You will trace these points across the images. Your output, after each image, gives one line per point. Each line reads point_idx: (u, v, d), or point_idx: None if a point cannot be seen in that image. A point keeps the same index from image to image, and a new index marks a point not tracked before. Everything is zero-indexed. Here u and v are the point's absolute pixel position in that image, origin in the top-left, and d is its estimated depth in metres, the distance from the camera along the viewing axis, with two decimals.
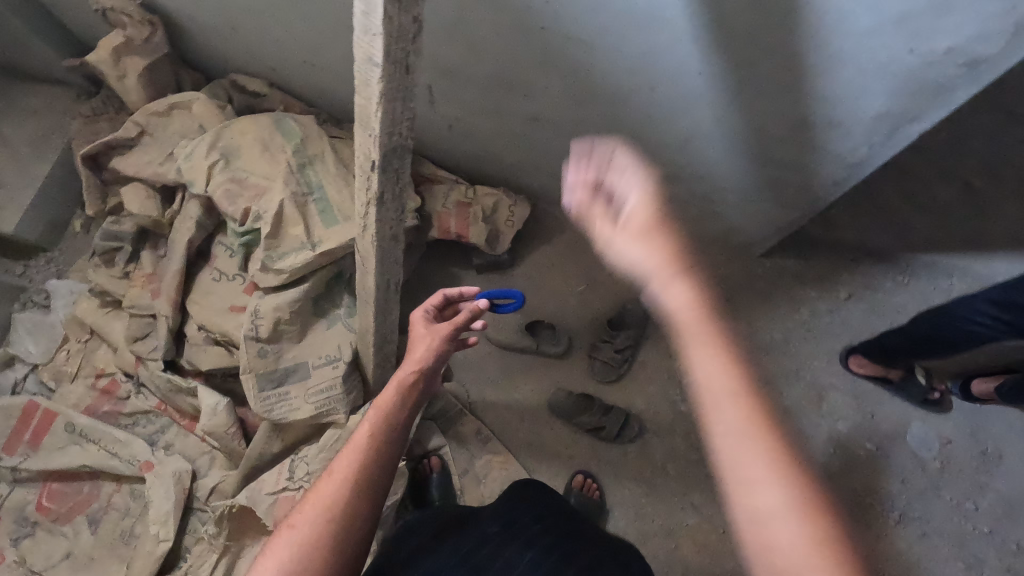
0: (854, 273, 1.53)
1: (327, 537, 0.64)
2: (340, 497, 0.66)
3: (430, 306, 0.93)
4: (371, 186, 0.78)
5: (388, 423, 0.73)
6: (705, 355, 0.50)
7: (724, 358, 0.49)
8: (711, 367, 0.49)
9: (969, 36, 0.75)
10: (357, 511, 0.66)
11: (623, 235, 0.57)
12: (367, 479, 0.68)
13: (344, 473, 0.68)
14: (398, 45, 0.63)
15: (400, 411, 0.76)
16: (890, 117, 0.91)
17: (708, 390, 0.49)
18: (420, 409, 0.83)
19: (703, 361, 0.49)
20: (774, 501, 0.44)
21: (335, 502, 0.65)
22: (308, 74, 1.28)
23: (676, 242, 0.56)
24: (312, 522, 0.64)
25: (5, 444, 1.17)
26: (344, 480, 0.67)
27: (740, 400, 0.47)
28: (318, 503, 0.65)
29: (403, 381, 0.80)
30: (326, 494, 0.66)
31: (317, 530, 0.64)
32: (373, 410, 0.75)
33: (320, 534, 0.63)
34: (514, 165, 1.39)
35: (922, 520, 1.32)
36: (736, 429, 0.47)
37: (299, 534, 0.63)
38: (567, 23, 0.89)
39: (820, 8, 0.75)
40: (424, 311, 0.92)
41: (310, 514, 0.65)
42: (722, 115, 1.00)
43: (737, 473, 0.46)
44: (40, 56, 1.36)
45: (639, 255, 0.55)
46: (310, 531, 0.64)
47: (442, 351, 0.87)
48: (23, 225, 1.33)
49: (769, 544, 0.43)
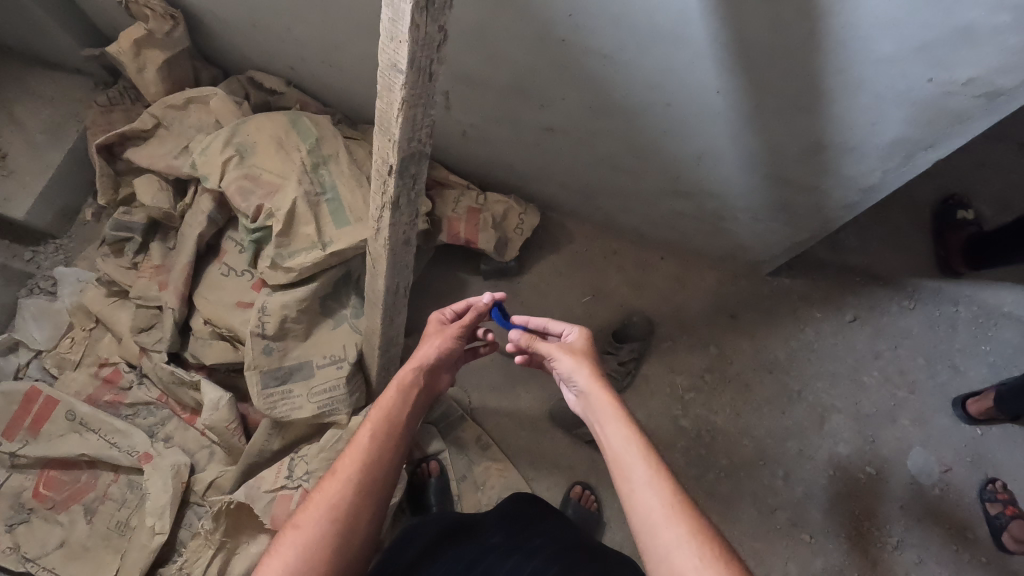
0: (861, 295, 1.52)
1: (332, 537, 0.64)
2: (345, 497, 0.66)
3: (448, 309, 0.93)
4: (387, 190, 0.79)
5: (392, 423, 0.74)
6: (615, 427, 0.70)
7: (628, 429, 0.69)
8: (618, 434, 0.69)
9: (990, 69, 0.75)
10: (361, 512, 0.66)
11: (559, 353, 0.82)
12: (372, 480, 0.69)
13: (348, 474, 0.68)
14: (423, 54, 0.63)
15: (401, 412, 0.76)
16: (905, 144, 0.91)
17: (616, 451, 0.68)
18: (424, 410, 0.84)
19: (618, 437, 0.69)
20: (674, 538, 0.59)
21: (340, 503, 0.66)
22: (326, 75, 1.29)
23: (596, 364, 0.80)
24: (318, 522, 0.64)
25: (6, 429, 1.17)
26: (348, 481, 0.67)
27: (644, 461, 0.65)
28: (323, 503, 0.65)
29: (407, 381, 0.80)
30: (332, 495, 0.66)
31: (323, 530, 0.64)
32: (376, 411, 0.75)
33: (323, 533, 0.63)
34: (526, 174, 1.40)
35: (920, 547, 1.32)
36: (643, 482, 0.64)
37: (302, 534, 0.63)
38: (588, 37, 0.89)
39: (843, 32, 0.76)
40: (439, 313, 0.92)
41: (314, 515, 0.64)
42: (739, 135, 1.01)
43: (646, 521, 0.61)
44: (59, 45, 1.37)
45: (567, 366, 0.79)
46: (314, 532, 0.63)
47: (450, 353, 0.87)
48: (33, 211, 1.33)
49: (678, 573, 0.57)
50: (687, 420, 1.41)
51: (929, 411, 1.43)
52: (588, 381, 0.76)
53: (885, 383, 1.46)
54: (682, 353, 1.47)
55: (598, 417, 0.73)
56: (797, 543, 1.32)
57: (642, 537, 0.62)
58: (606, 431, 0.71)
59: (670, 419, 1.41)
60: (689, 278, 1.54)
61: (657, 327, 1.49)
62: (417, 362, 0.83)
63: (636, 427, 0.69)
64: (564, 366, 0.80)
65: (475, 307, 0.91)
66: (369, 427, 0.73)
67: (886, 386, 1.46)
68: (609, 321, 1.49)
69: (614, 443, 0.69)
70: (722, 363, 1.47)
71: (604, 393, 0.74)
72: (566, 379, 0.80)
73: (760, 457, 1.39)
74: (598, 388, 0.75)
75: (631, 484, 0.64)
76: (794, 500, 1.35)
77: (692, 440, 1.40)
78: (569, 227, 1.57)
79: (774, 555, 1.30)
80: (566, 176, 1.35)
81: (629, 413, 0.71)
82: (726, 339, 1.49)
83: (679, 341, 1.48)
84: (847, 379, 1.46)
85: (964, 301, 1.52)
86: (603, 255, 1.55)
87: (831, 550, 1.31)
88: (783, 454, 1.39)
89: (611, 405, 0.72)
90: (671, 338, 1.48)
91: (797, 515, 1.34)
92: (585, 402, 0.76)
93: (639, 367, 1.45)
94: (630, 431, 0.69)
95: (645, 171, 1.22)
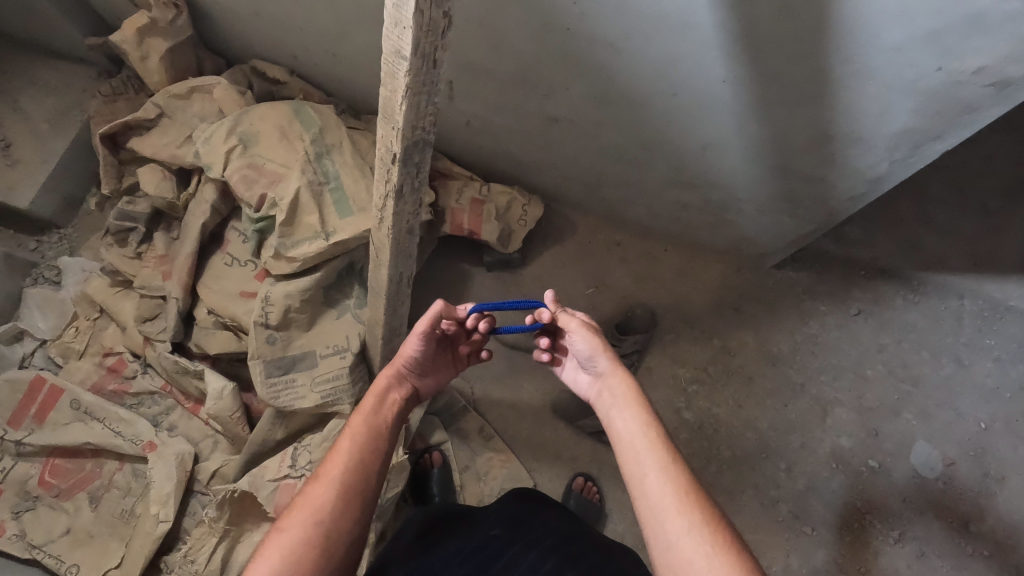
0: (866, 289, 1.52)
1: (318, 538, 0.64)
2: (329, 499, 0.66)
3: None
4: (391, 179, 0.78)
5: (374, 424, 0.74)
6: (629, 414, 0.71)
7: (643, 416, 0.70)
8: (632, 421, 0.70)
9: (999, 57, 0.74)
10: (346, 515, 0.67)
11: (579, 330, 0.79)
12: (356, 482, 0.69)
13: (332, 476, 0.68)
14: (428, 39, 0.63)
15: (384, 414, 0.77)
16: (913, 134, 0.90)
17: (630, 438, 0.69)
18: (410, 410, 0.83)
19: (633, 422, 0.70)
20: (683, 526, 0.60)
21: (323, 505, 0.66)
22: (330, 64, 1.28)
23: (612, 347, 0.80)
24: (302, 524, 0.64)
25: (11, 417, 1.18)
26: (332, 483, 0.68)
27: (657, 448, 0.66)
28: (307, 506, 0.66)
29: (387, 381, 0.81)
30: (316, 497, 0.66)
31: (307, 532, 0.64)
32: (359, 414, 0.75)
33: (309, 538, 0.64)
34: (529, 164, 1.40)
35: (922, 540, 1.32)
36: (654, 469, 0.65)
37: (288, 536, 0.64)
38: (595, 25, 0.88)
39: (853, 19, 0.75)
40: None
41: (299, 519, 0.65)
42: (743, 124, 1.00)
43: (656, 506, 0.63)
44: (62, 33, 1.37)
45: (589, 346, 0.77)
46: (299, 534, 0.64)
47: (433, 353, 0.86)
48: (37, 200, 1.33)
49: (686, 560, 0.59)
50: (689, 412, 1.42)
51: (932, 405, 1.43)
52: (609, 363, 0.76)
53: (888, 376, 1.45)
54: (685, 346, 1.47)
55: (615, 401, 0.73)
56: (798, 535, 1.32)
57: (649, 523, 0.63)
58: (622, 415, 0.71)
59: (672, 411, 1.41)
60: (692, 269, 1.53)
61: (659, 319, 1.49)
62: (396, 365, 0.82)
63: (652, 414, 0.70)
64: (583, 346, 0.78)
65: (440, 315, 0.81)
66: (350, 431, 0.73)
67: (889, 379, 1.45)
68: (612, 314, 1.49)
69: (629, 429, 0.69)
70: (725, 356, 1.47)
71: (624, 376, 0.74)
72: (583, 358, 0.79)
73: (763, 449, 1.39)
74: (616, 369, 0.76)
75: (642, 469, 0.65)
76: (796, 492, 1.35)
77: (693, 432, 1.40)
78: (572, 218, 1.56)
79: (776, 548, 1.31)
80: (570, 167, 1.35)
81: (645, 399, 0.72)
82: (730, 331, 1.48)
83: (683, 334, 1.48)
84: (851, 373, 1.45)
85: (969, 294, 1.51)
86: (607, 247, 1.55)
87: (832, 544, 1.31)
88: (786, 446, 1.39)
89: (628, 390, 0.73)
90: (673, 331, 1.48)
91: (798, 507, 1.34)
92: (604, 385, 0.76)
93: (641, 360, 1.45)
94: (645, 418, 0.69)
95: (649, 160, 1.21)
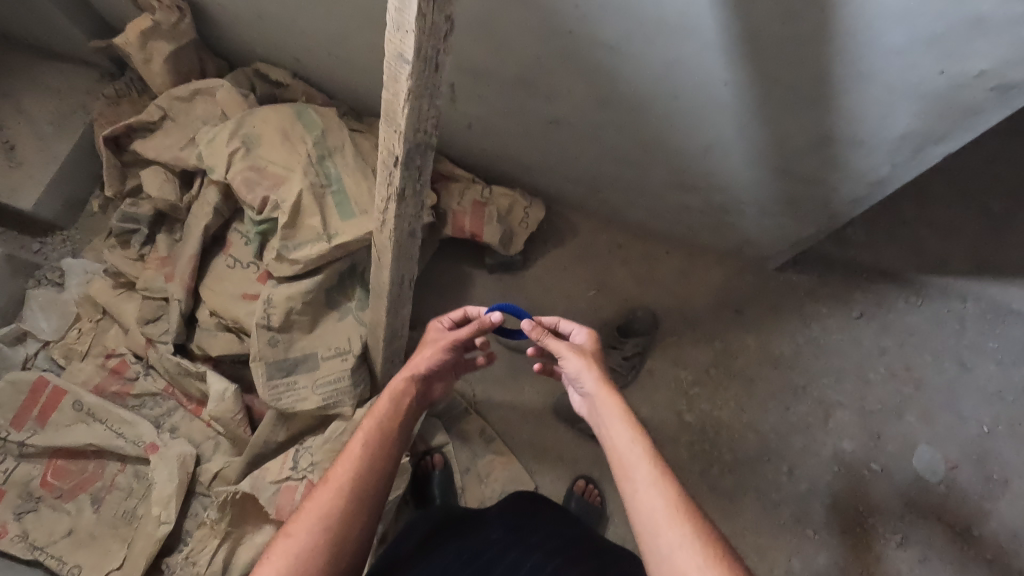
0: (868, 291, 1.51)
1: (324, 545, 0.64)
2: (336, 506, 0.66)
3: (449, 318, 0.92)
4: (393, 182, 0.79)
5: (383, 430, 0.74)
6: (618, 428, 0.71)
7: (632, 430, 0.70)
8: (622, 436, 0.70)
9: (1001, 61, 0.74)
10: (353, 522, 0.67)
11: (569, 354, 0.80)
12: (362, 489, 0.69)
13: (339, 482, 0.68)
14: (430, 43, 0.63)
15: (394, 420, 0.77)
16: (913, 138, 0.91)
17: (620, 453, 0.69)
18: (419, 415, 0.83)
19: (623, 436, 0.70)
20: (677, 539, 0.60)
21: (330, 511, 0.66)
22: (332, 67, 1.29)
23: (602, 364, 0.80)
24: (308, 530, 0.65)
25: (14, 418, 1.18)
26: (339, 489, 0.68)
27: (649, 461, 0.67)
28: (314, 512, 0.66)
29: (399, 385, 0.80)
30: (323, 503, 0.67)
31: (314, 539, 0.64)
32: (370, 418, 0.76)
33: (316, 544, 0.64)
34: (530, 167, 1.40)
35: (923, 545, 1.32)
36: (646, 483, 0.65)
37: (293, 543, 0.64)
38: (598, 28, 0.89)
39: (856, 22, 0.75)
40: (439, 319, 0.91)
41: (305, 524, 0.65)
42: (746, 127, 1.00)
43: (649, 521, 0.63)
44: (66, 35, 1.37)
45: (578, 368, 0.79)
46: (305, 541, 0.64)
47: (445, 360, 0.86)
48: (40, 202, 1.34)
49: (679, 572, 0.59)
50: (691, 415, 1.41)
51: (935, 407, 1.43)
52: (596, 383, 0.76)
53: (891, 379, 1.45)
54: (686, 347, 1.47)
55: (603, 417, 0.74)
56: (799, 538, 1.32)
57: (643, 538, 0.63)
58: (611, 430, 0.72)
59: (674, 414, 1.41)
60: (693, 272, 1.53)
61: (661, 321, 1.49)
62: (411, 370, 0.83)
63: (641, 429, 0.70)
64: (572, 368, 0.79)
65: (481, 322, 0.88)
66: (361, 437, 0.73)
67: (891, 382, 1.45)
68: (614, 316, 1.49)
69: (619, 443, 0.70)
70: (726, 358, 1.46)
71: (609, 393, 0.75)
72: (573, 379, 0.80)
73: (764, 452, 1.39)
74: (601, 387, 0.76)
75: (633, 484, 0.66)
76: (797, 495, 1.35)
77: (695, 434, 1.40)
78: (574, 221, 1.56)
79: (776, 551, 1.31)
80: (571, 170, 1.35)
81: (633, 414, 0.72)
82: (732, 334, 1.48)
83: (684, 336, 1.48)
84: (853, 375, 1.45)
85: (972, 297, 1.50)
86: (609, 249, 1.55)
87: (833, 547, 1.31)
88: (788, 449, 1.39)
89: (616, 404, 0.73)
90: (675, 333, 1.48)
91: (800, 511, 1.34)
92: (591, 403, 0.77)
93: (642, 362, 1.45)
94: (635, 432, 0.70)
95: (651, 162, 1.21)
